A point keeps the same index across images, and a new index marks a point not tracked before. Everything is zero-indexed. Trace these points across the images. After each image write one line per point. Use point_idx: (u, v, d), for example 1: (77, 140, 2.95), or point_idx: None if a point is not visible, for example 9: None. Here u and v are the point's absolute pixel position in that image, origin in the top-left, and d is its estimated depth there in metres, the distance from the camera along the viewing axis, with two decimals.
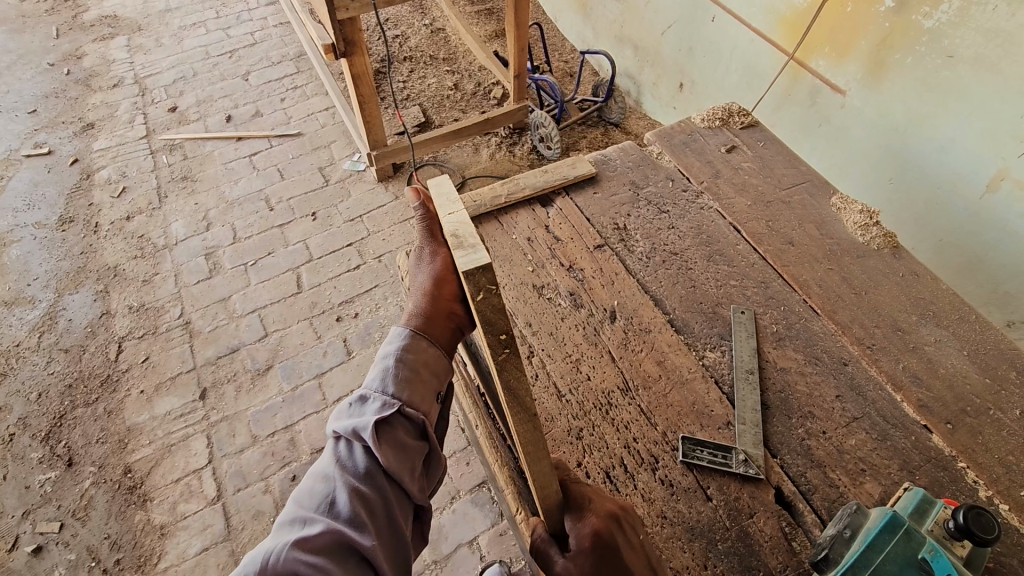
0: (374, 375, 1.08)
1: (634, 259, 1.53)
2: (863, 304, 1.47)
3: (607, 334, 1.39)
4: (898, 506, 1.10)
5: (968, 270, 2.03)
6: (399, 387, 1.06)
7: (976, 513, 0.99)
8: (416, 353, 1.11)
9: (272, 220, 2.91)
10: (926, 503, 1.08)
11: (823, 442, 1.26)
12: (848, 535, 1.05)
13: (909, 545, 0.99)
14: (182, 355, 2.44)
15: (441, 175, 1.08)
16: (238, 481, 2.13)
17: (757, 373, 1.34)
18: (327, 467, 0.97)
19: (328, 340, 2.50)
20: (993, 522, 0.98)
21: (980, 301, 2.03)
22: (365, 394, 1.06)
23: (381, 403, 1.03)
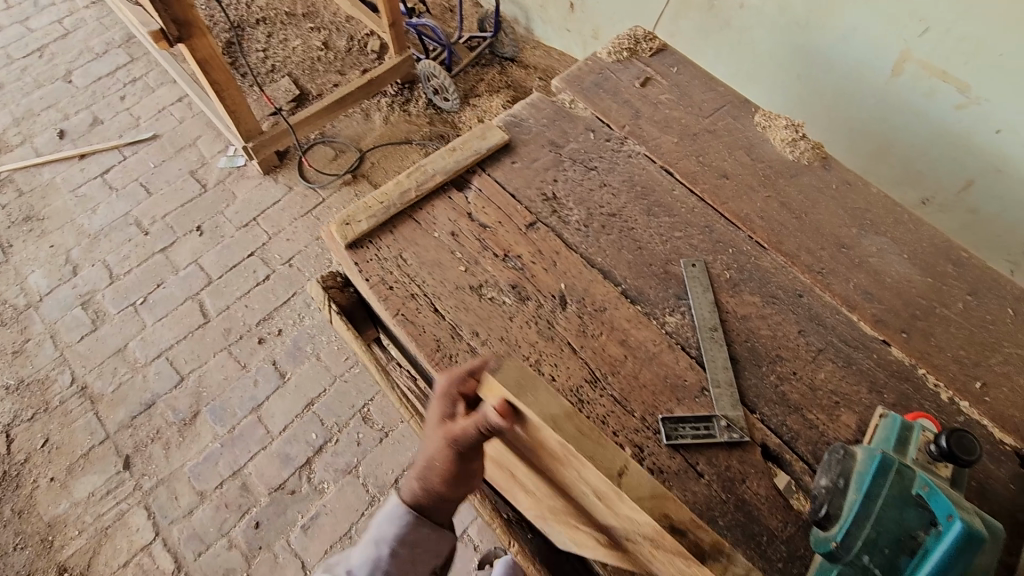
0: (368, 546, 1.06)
1: (572, 232, 1.39)
2: (806, 228, 1.42)
3: (562, 324, 1.26)
4: (880, 437, 1.07)
5: (881, 157, 2.06)
6: None
7: (959, 436, 0.97)
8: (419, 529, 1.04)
9: (152, 245, 2.52)
10: (905, 431, 1.06)
11: (796, 384, 1.22)
12: (843, 485, 1.00)
13: (903, 483, 0.95)
14: (88, 426, 2.13)
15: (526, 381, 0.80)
16: (197, 544, 1.94)
17: (720, 328, 1.27)
18: None
19: (256, 367, 2.26)
20: (974, 442, 0.96)
21: (893, 186, 2.09)
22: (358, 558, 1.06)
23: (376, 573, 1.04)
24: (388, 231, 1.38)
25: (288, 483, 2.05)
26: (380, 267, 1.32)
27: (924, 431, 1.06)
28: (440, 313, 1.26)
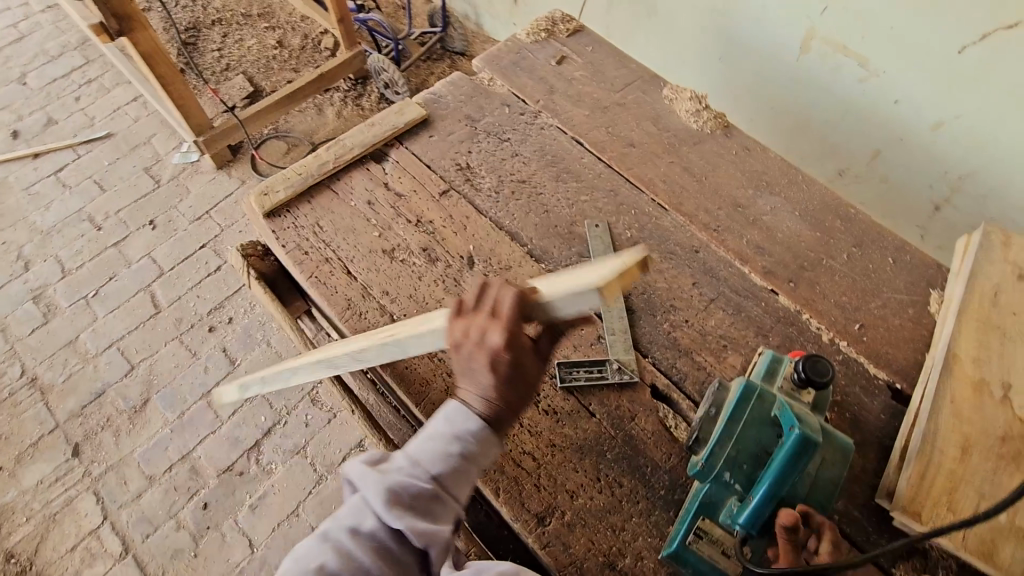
0: (354, 504, 0.90)
1: (482, 198, 1.49)
2: (706, 190, 1.51)
3: (468, 283, 1.36)
4: (754, 371, 1.17)
5: (799, 132, 2.16)
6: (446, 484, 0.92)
7: (814, 361, 1.06)
8: (432, 470, 0.92)
9: (104, 240, 2.56)
10: (776, 363, 1.15)
11: (687, 331, 1.32)
12: (714, 413, 1.10)
13: (763, 406, 1.04)
14: (38, 416, 2.16)
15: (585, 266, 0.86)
16: (144, 527, 1.96)
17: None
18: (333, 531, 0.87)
19: (206, 354, 2.29)
20: (828, 365, 1.06)
21: (814, 160, 2.19)
22: (348, 530, 0.87)
23: (377, 540, 0.86)
24: (306, 200, 1.48)
25: (236, 465, 2.07)
26: (295, 233, 1.43)
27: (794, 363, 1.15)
28: (352, 275, 1.38)
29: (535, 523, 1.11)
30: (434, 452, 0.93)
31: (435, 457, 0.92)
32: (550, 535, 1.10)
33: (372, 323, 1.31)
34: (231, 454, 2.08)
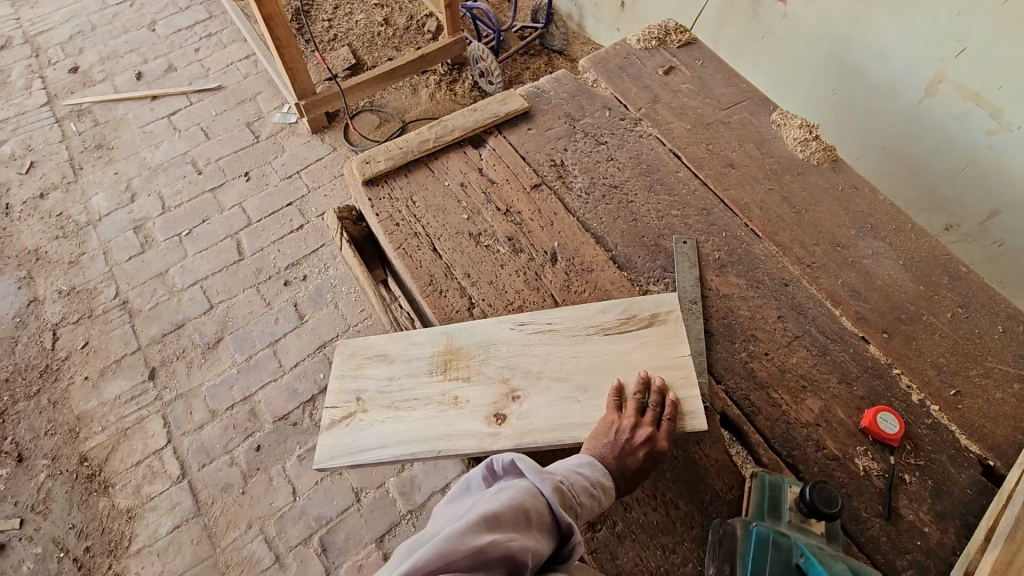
0: (525, 486, 0.94)
1: (573, 197, 1.51)
2: (804, 224, 1.47)
3: (547, 278, 1.40)
4: (755, 505, 1.15)
5: (907, 177, 2.06)
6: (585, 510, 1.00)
7: (820, 491, 1.09)
8: (580, 495, 1.00)
9: (203, 184, 2.73)
10: (775, 495, 1.15)
11: (765, 363, 1.35)
12: (729, 568, 1.04)
13: (782, 553, 1.02)
14: (124, 336, 2.33)
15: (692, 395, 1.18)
16: (202, 457, 2.08)
17: (700, 304, 1.39)
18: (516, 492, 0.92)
19: (279, 306, 2.41)
20: (833, 494, 1.09)
21: (920, 209, 2.07)
22: (529, 499, 0.91)
23: (544, 529, 0.91)
24: (403, 173, 1.54)
25: (291, 415, 2.16)
26: (390, 205, 1.49)
27: (791, 490, 1.16)
28: (437, 253, 1.42)
29: (587, 528, 1.22)
30: (581, 485, 1.02)
31: (584, 487, 1.01)
32: (599, 542, 1.20)
33: (451, 303, 1.36)
34: (289, 404, 2.17)
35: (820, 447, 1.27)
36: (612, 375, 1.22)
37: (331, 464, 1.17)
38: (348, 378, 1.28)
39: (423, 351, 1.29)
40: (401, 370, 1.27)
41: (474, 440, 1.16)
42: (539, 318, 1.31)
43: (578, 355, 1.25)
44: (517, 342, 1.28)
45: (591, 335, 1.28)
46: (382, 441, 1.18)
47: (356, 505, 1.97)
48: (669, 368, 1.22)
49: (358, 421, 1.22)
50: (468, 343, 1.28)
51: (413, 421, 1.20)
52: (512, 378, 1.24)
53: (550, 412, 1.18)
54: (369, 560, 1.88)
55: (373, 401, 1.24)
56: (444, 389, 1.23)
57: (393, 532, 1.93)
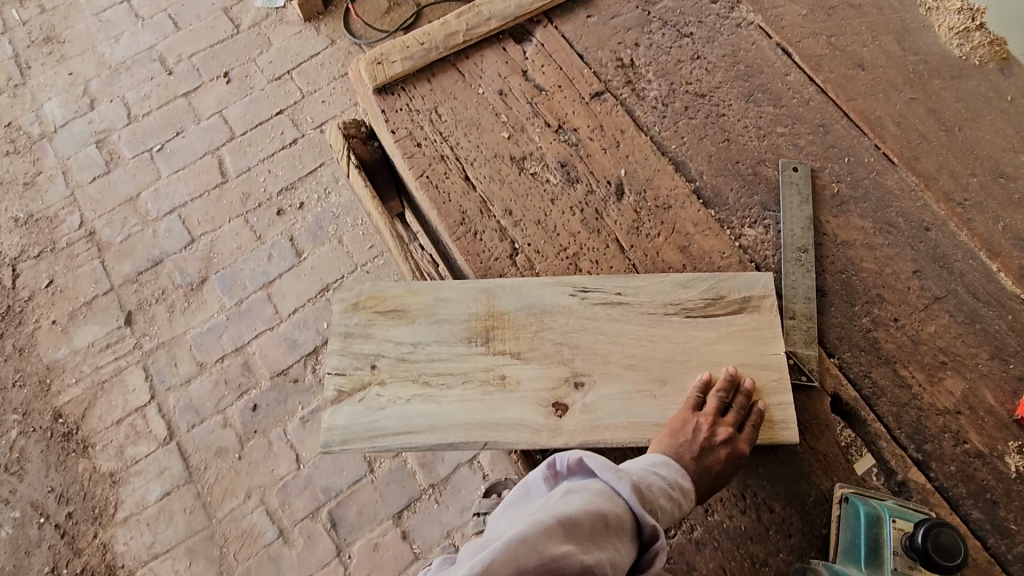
0: (597, 487, 0.73)
1: (645, 110, 1.14)
2: (957, 146, 1.10)
3: (612, 217, 1.06)
4: (846, 538, 0.95)
5: None
6: (667, 517, 0.78)
7: (939, 539, 0.85)
8: (659, 499, 0.77)
9: (175, 87, 2.30)
10: (874, 529, 0.92)
11: (893, 332, 1.05)
12: None
13: None
14: (93, 274, 2.02)
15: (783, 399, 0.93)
16: (191, 416, 1.83)
17: (813, 251, 1.07)
18: (588, 493, 0.71)
19: (272, 240, 2.07)
20: (957, 544, 0.84)
21: None
22: (605, 504, 0.70)
23: (623, 537, 0.69)
24: (424, 80, 1.15)
25: (291, 370, 1.88)
26: (409, 119, 1.12)
27: (895, 524, 0.92)
28: (470, 182, 1.07)
29: None
30: (659, 485, 0.79)
31: (661, 488, 0.79)
32: (672, 550, 0.99)
33: (489, 248, 1.03)
34: (288, 357, 1.90)
35: (960, 441, 1.00)
36: (697, 370, 0.95)
37: (346, 450, 0.91)
38: (357, 337, 0.97)
39: (456, 309, 0.98)
40: (428, 334, 0.97)
41: (530, 435, 0.91)
42: (607, 285, 1.00)
43: (653, 338, 0.97)
44: (578, 312, 0.98)
45: (670, 313, 0.98)
46: (409, 428, 0.91)
47: (370, 476, 1.74)
48: (760, 367, 0.95)
49: (375, 397, 0.93)
50: (515, 308, 0.98)
51: (447, 402, 0.93)
52: (573, 360, 0.96)
53: (620, 408, 0.92)
54: (386, 538, 1.68)
55: (392, 371, 0.95)
56: (487, 365, 0.95)
57: (412, 508, 1.71)
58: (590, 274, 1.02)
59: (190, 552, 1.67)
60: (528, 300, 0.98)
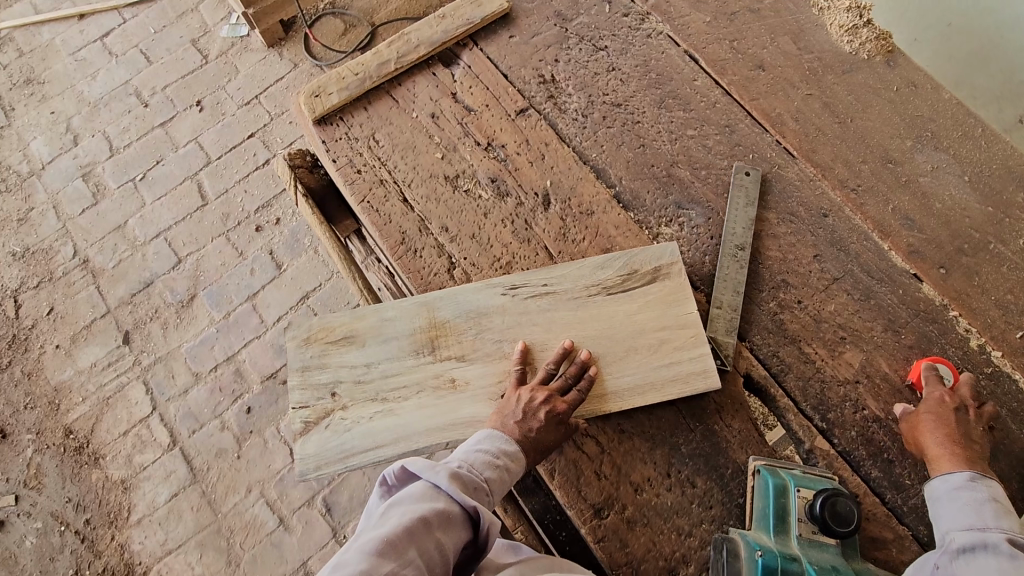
0: (420, 488, 0.82)
1: (567, 122, 1.24)
2: (850, 136, 1.19)
3: (541, 226, 1.16)
4: (757, 506, 0.92)
5: (978, 60, 1.72)
6: (500, 487, 0.89)
7: (838, 505, 0.84)
8: (483, 472, 0.88)
9: (151, 118, 2.41)
10: (781, 498, 0.90)
11: (798, 313, 1.08)
12: None
13: None
14: (90, 299, 2.15)
15: (702, 350, 1.01)
16: (191, 422, 1.98)
17: (749, 248, 1.12)
18: (408, 502, 0.79)
19: (253, 254, 2.19)
20: (853, 510, 0.84)
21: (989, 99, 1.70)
22: (424, 506, 0.78)
23: (448, 529, 0.78)
24: (361, 107, 1.26)
25: (280, 373, 2.02)
26: (348, 147, 1.23)
27: (800, 494, 0.90)
28: (408, 204, 1.19)
29: (591, 514, 0.96)
30: (482, 458, 0.89)
31: (487, 461, 0.89)
32: (606, 529, 0.95)
33: (428, 264, 1.14)
34: (276, 361, 2.04)
35: (859, 408, 1.02)
36: (622, 342, 1.02)
37: (321, 475, 1.01)
38: (315, 369, 1.07)
39: (401, 326, 1.07)
40: (378, 353, 1.06)
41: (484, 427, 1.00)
42: (533, 278, 1.07)
43: (581, 321, 1.04)
44: (510, 309, 1.06)
45: (591, 295, 1.05)
46: (374, 442, 1.00)
47: None
48: (678, 326, 1.02)
49: (340, 420, 1.03)
50: (454, 315, 1.07)
51: (404, 417, 1.02)
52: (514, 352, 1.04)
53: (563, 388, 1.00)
54: None
55: (351, 395, 1.04)
56: (436, 371, 1.04)
57: None
58: (518, 272, 1.10)
59: (201, 545, 1.83)
60: (468, 304, 1.07)
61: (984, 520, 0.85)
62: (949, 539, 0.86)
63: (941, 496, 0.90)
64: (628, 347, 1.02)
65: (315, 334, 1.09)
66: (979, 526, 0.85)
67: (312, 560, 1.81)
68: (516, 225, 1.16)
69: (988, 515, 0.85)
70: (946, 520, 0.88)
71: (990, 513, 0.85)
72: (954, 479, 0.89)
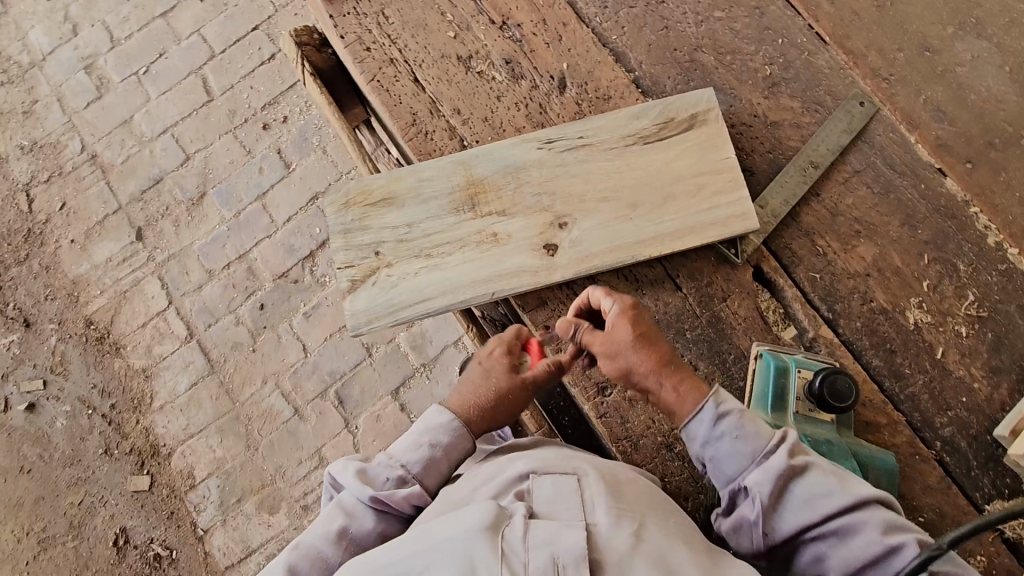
0: (333, 507, 0.87)
1: (588, 2, 1.17)
2: (887, 22, 1.12)
3: (555, 111, 1.12)
4: (756, 384, 0.96)
5: None
6: (429, 466, 0.90)
7: (836, 382, 0.89)
8: (401, 458, 0.90)
9: (152, 8, 2.31)
10: (781, 377, 0.94)
11: (813, 207, 1.05)
12: None
13: None
14: (101, 195, 2.16)
15: (739, 192, 1.01)
16: (206, 317, 2.04)
17: (825, 167, 1.06)
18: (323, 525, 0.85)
19: (262, 154, 2.16)
20: (851, 387, 0.89)
21: None
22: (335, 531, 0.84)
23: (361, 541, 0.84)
24: None
25: (291, 273, 2.05)
26: (358, 23, 1.18)
27: (800, 374, 0.95)
28: (420, 84, 1.15)
29: (594, 392, 0.98)
30: (402, 446, 0.91)
31: (408, 446, 0.91)
32: (608, 407, 0.98)
33: (439, 147, 1.12)
34: (287, 260, 2.06)
35: (867, 299, 1.01)
36: (661, 189, 1.03)
37: (372, 329, 1.02)
38: (356, 231, 1.06)
39: (439, 186, 1.06)
40: (418, 212, 1.06)
41: (529, 275, 1.01)
42: (568, 132, 1.07)
43: (620, 171, 1.04)
44: (548, 162, 1.06)
45: (628, 144, 1.05)
46: (423, 294, 1.02)
47: (369, 359, 1.96)
48: (715, 171, 1.03)
49: (387, 277, 1.03)
50: (492, 172, 1.06)
51: (448, 266, 1.03)
52: (554, 205, 1.04)
53: (604, 234, 1.01)
54: (386, 410, 1.92)
55: (396, 252, 1.04)
56: (479, 227, 1.04)
57: (408, 384, 1.94)
58: (552, 127, 1.09)
59: (221, 430, 1.93)
60: (503, 163, 1.06)
61: (754, 445, 0.83)
62: (746, 485, 0.82)
63: (702, 439, 0.85)
64: (665, 196, 1.02)
65: (353, 198, 1.08)
66: (761, 451, 0.82)
67: (326, 447, 1.91)
68: (531, 108, 1.13)
69: (760, 440, 0.83)
70: (729, 465, 0.84)
71: (750, 432, 0.83)
72: (705, 416, 0.85)
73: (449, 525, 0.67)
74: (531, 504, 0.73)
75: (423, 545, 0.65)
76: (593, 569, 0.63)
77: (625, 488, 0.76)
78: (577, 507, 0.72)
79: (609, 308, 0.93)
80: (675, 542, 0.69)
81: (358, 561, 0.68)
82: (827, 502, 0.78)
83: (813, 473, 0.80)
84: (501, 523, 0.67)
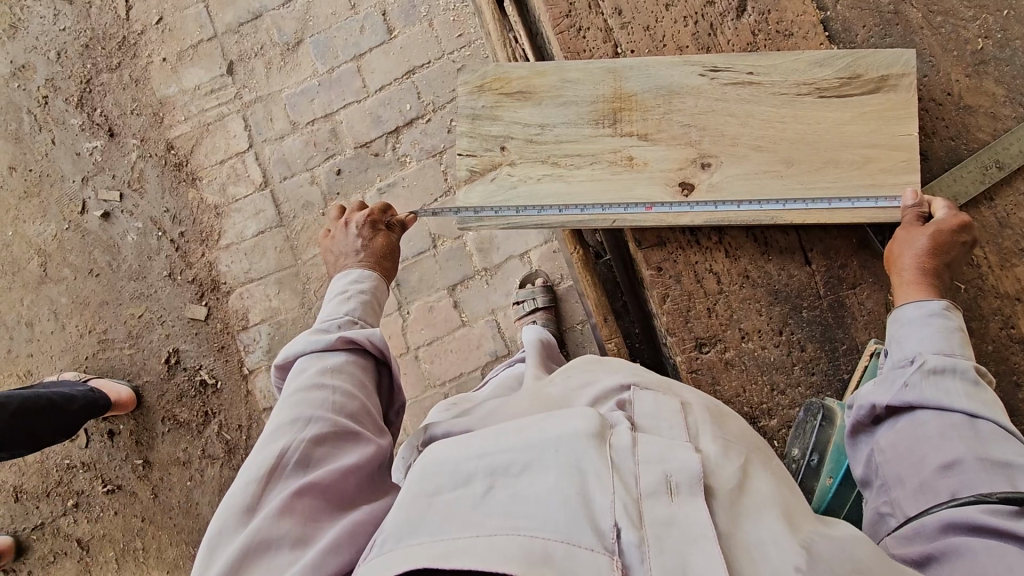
0: (305, 360, 0.87)
1: None
2: None
3: (726, 36, 1.00)
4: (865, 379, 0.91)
5: None
6: (369, 313, 0.99)
7: None
8: (348, 308, 0.97)
9: None
10: None
11: (982, 212, 0.95)
12: (815, 463, 0.90)
13: None
14: (198, 18, 2.08)
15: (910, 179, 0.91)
16: (283, 169, 2.02)
17: (1011, 171, 0.95)
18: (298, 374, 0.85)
19: (366, 12, 2.04)
20: None
21: None
22: (320, 370, 0.84)
23: (344, 374, 0.85)
24: None
25: (373, 145, 1.99)
26: None
27: None
28: None
29: (691, 346, 0.95)
30: (343, 302, 0.98)
31: (340, 303, 0.98)
32: (702, 363, 0.95)
33: (590, 47, 1.02)
34: (372, 130, 2.00)
35: (1008, 325, 0.94)
36: (823, 152, 0.93)
37: (480, 226, 0.99)
38: (485, 119, 1.00)
39: (583, 91, 0.98)
40: (555, 114, 0.98)
41: (656, 210, 0.95)
42: (737, 63, 0.96)
43: (782, 120, 0.94)
44: (706, 93, 0.96)
45: (800, 93, 0.94)
46: (540, 203, 0.97)
47: (433, 252, 1.91)
48: (889, 146, 0.92)
49: (506, 176, 0.98)
50: (642, 89, 0.97)
51: (574, 180, 0.97)
52: (701, 142, 0.95)
53: (747, 186, 0.93)
54: (440, 303, 1.90)
55: (522, 152, 0.98)
56: (615, 146, 0.96)
57: (466, 284, 1.90)
58: (719, 53, 0.98)
59: (280, 283, 1.97)
60: (658, 81, 0.97)
61: (949, 346, 0.79)
62: (915, 363, 0.79)
63: (909, 320, 0.83)
64: (828, 159, 0.93)
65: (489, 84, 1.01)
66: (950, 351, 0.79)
67: None
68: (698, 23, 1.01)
69: (955, 343, 0.79)
70: (913, 344, 0.81)
71: (955, 341, 0.80)
72: (928, 306, 0.82)
73: (547, 426, 0.62)
74: (631, 415, 0.67)
75: (521, 441, 0.61)
76: (707, 495, 0.58)
77: (729, 422, 0.70)
78: (683, 429, 0.65)
79: (906, 204, 0.89)
80: (781, 486, 0.63)
81: (438, 446, 0.64)
82: (982, 407, 0.75)
83: (982, 391, 0.77)
84: (606, 432, 0.62)
